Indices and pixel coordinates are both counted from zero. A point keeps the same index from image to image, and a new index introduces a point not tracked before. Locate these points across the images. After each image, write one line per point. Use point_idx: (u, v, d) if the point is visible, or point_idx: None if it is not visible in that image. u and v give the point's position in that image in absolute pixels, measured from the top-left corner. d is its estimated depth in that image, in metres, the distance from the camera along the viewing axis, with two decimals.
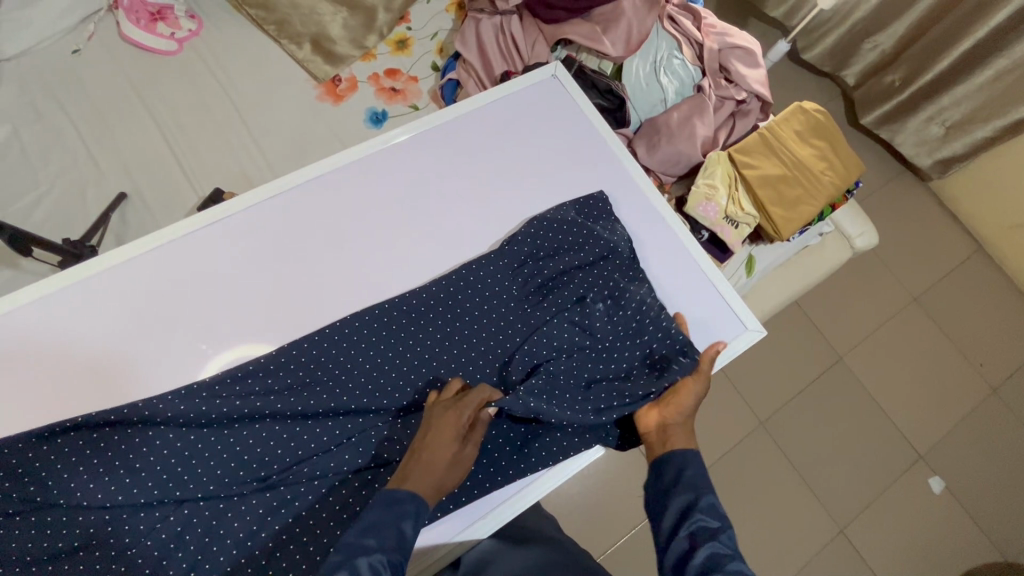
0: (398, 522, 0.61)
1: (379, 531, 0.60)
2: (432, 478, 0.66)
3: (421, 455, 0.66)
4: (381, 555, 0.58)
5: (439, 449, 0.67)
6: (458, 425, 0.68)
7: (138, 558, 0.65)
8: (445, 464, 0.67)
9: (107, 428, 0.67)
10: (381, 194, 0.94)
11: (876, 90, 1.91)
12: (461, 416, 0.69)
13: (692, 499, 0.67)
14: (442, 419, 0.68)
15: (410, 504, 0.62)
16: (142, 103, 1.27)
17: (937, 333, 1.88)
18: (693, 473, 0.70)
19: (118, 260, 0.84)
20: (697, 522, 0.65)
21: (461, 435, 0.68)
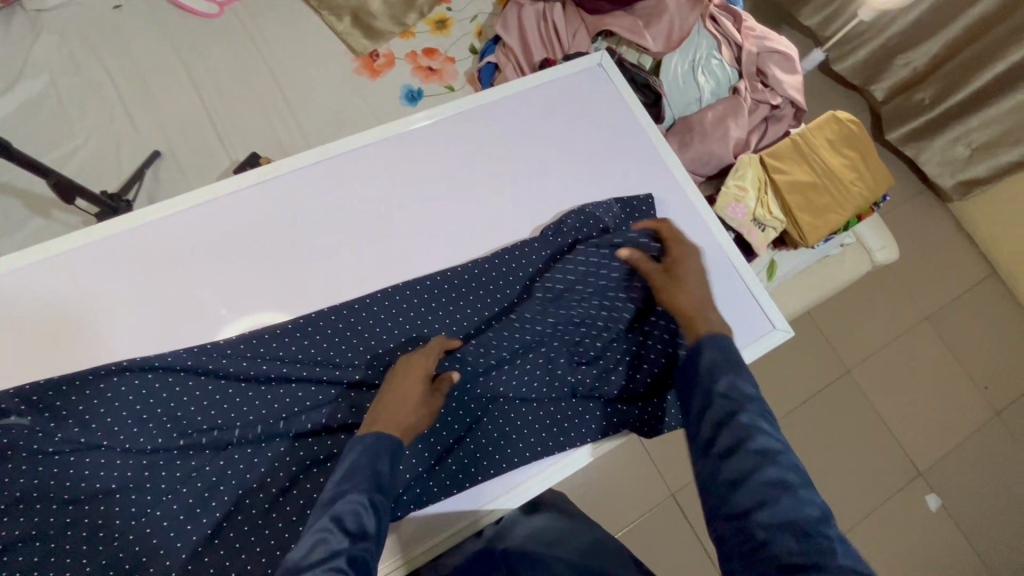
0: (373, 463, 0.58)
1: (353, 476, 0.57)
2: (399, 415, 0.64)
3: (383, 402, 0.66)
4: (360, 494, 0.55)
5: (401, 390, 0.67)
6: (422, 371, 0.69)
7: (173, 504, 0.65)
8: (412, 405, 0.66)
9: (149, 376, 0.68)
10: (420, 171, 0.94)
11: (905, 107, 1.91)
12: (424, 362, 0.70)
13: (736, 409, 0.60)
14: (405, 370, 0.69)
15: (380, 444, 0.60)
16: (179, 63, 1.27)
17: (946, 354, 1.89)
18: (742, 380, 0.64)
19: (160, 214, 0.85)
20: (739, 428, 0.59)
21: (425, 377, 0.69)
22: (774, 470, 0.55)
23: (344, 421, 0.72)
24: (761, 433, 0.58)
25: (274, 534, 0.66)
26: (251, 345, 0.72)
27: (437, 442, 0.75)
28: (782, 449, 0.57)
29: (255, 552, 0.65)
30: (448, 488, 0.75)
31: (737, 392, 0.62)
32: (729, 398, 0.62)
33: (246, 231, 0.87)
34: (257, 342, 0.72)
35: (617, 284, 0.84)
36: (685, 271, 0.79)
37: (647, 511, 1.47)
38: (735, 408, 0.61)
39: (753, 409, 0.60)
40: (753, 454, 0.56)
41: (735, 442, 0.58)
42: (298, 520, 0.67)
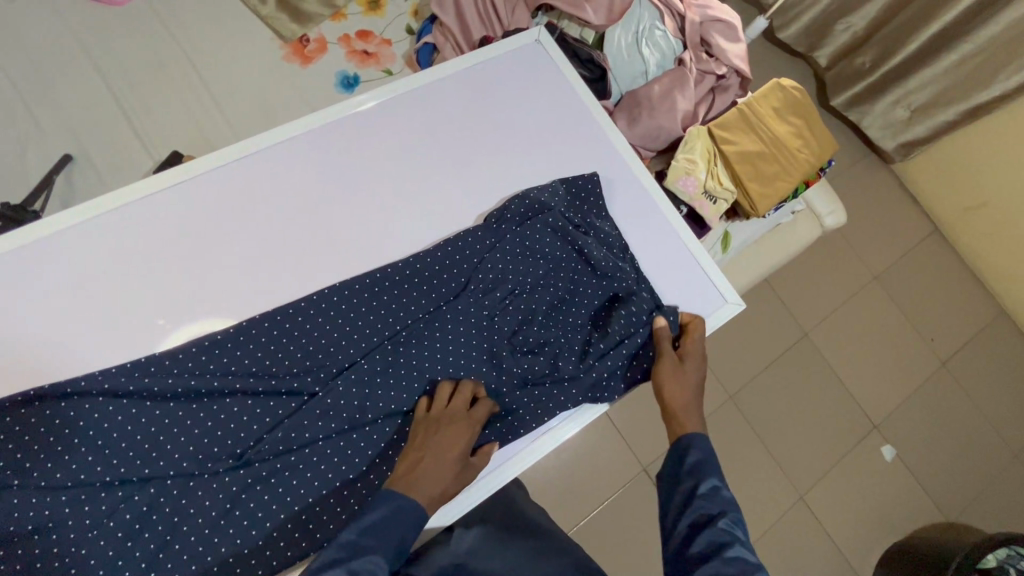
0: (400, 529, 0.59)
1: (379, 534, 0.58)
2: (431, 484, 0.63)
3: (428, 459, 0.64)
4: (381, 558, 0.57)
5: (445, 453, 0.65)
6: (470, 438, 0.67)
7: (100, 541, 0.60)
8: (454, 472, 0.65)
9: (63, 405, 0.62)
10: (353, 161, 0.88)
11: (848, 72, 1.95)
12: (473, 429, 0.68)
13: (693, 486, 0.68)
14: (455, 430, 0.67)
15: (413, 511, 0.60)
16: (84, 55, 1.15)
17: (894, 309, 1.97)
18: (700, 456, 0.71)
19: (65, 225, 0.77)
20: (698, 509, 0.66)
21: (472, 445, 0.68)
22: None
23: (281, 436, 0.66)
24: (735, 540, 0.62)
25: (217, 560, 0.62)
26: (178, 360, 0.66)
27: (384, 451, 0.69)
28: (754, 562, 0.61)
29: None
30: None
31: (717, 501, 0.67)
32: (711, 505, 0.66)
33: (166, 237, 0.80)
34: (184, 356, 0.66)
35: (564, 267, 0.82)
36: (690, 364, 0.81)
37: (617, 492, 1.48)
38: (713, 513, 0.65)
39: (711, 484, 0.68)
40: (727, 562, 0.60)
41: (698, 522, 0.65)
42: (243, 543, 0.63)
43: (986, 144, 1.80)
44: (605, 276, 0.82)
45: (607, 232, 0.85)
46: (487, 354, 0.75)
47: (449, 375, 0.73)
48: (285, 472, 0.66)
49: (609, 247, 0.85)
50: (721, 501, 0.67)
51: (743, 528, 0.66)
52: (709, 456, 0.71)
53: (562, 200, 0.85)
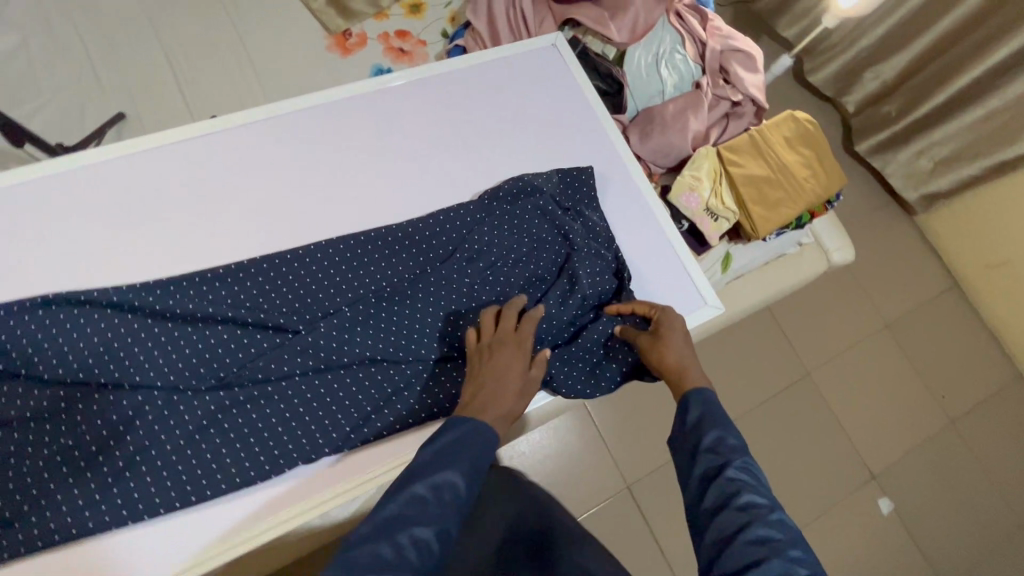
0: (473, 453, 0.61)
1: (454, 458, 0.60)
2: (504, 396, 0.67)
3: (487, 379, 0.68)
4: (457, 471, 0.59)
5: (509, 365, 0.70)
6: (518, 350, 0.72)
7: (87, 436, 0.65)
8: (522, 380, 0.70)
9: (72, 308, 0.67)
10: (368, 138, 0.95)
11: (873, 119, 1.96)
12: (522, 343, 0.73)
13: (698, 441, 0.66)
14: (505, 347, 0.72)
15: (482, 431, 0.62)
16: (153, 30, 1.27)
17: (903, 360, 1.93)
18: (704, 410, 0.68)
19: (103, 158, 0.84)
20: (706, 462, 0.64)
21: (524, 356, 0.72)
22: (763, 527, 0.56)
23: (261, 365, 0.71)
24: (748, 487, 0.60)
25: (187, 473, 0.67)
26: (181, 285, 0.72)
27: (356, 395, 0.74)
28: (769, 504, 0.59)
29: (165, 489, 0.66)
30: (367, 439, 0.74)
31: (724, 448, 0.64)
32: (716, 455, 0.64)
33: (190, 181, 0.86)
34: (186, 283, 0.72)
35: (546, 249, 0.86)
36: (669, 328, 0.80)
37: (596, 505, 1.48)
38: (721, 463, 0.63)
39: (715, 435, 0.65)
40: (740, 509, 0.58)
41: (706, 476, 0.63)
42: (214, 461, 0.68)
43: (1010, 202, 1.78)
44: (584, 261, 0.86)
45: (592, 225, 0.90)
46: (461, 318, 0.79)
47: (424, 331, 0.77)
48: (261, 400, 0.71)
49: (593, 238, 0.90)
50: (730, 447, 0.64)
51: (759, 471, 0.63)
52: (712, 407, 0.69)
53: (554, 190, 0.90)
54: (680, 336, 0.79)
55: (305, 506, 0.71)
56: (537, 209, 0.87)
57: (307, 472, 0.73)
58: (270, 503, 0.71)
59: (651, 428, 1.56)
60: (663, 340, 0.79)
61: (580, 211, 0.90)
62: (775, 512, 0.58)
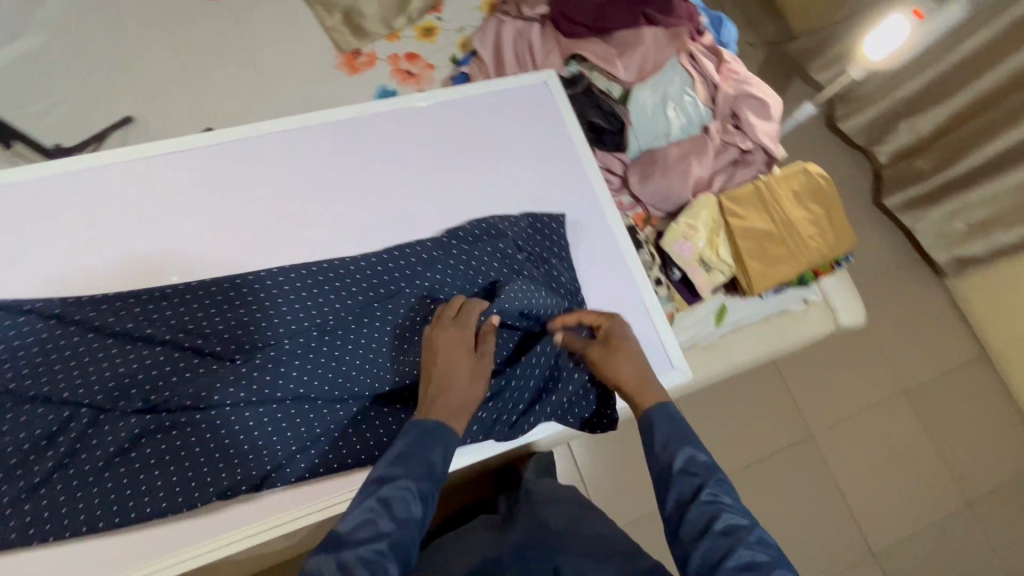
0: (425, 452, 0.65)
1: (407, 462, 0.64)
2: (450, 395, 0.70)
3: (437, 375, 0.72)
4: (436, 452, 0.65)
5: (451, 360, 0.73)
6: (463, 339, 0.75)
7: (10, 446, 0.69)
8: (468, 374, 0.72)
9: (21, 318, 0.72)
10: (337, 162, 0.92)
11: (906, 173, 1.85)
12: (463, 329, 0.76)
13: (669, 463, 0.66)
14: (447, 335, 0.75)
15: (439, 431, 0.67)
16: (170, 38, 1.31)
17: (922, 434, 1.76)
18: (672, 428, 0.69)
19: (64, 167, 0.82)
20: (680, 485, 0.64)
21: (468, 344, 0.75)
22: (745, 550, 0.58)
23: (189, 393, 0.73)
24: (726, 506, 0.62)
25: (100, 494, 0.70)
26: (126, 305, 0.75)
27: (286, 430, 0.75)
28: (749, 522, 0.61)
29: (77, 508, 0.69)
30: (294, 475, 0.76)
31: (697, 469, 0.65)
32: (691, 476, 0.65)
33: (148, 196, 0.84)
34: (133, 302, 0.75)
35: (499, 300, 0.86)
36: (620, 341, 0.81)
37: None
38: (698, 484, 0.64)
39: (685, 456, 0.66)
40: (723, 534, 0.59)
41: (682, 500, 0.63)
42: (129, 484, 0.71)
43: None
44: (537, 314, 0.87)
45: (550, 277, 0.90)
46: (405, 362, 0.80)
47: (358, 370, 0.78)
48: (186, 427, 0.73)
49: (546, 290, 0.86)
50: (703, 467, 0.65)
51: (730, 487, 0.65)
52: (678, 425, 0.70)
53: (514, 239, 0.90)
54: (628, 344, 0.81)
55: (230, 537, 0.73)
56: (493, 256, 0.87)
57: (229, 505, 0.75)
58: (184, 530, 0.73)
59: (631, 479, 1.48)
60: (614, 355, 0.79)
61: (538, 262, 0.91)
62: (757, 532, 0.60)
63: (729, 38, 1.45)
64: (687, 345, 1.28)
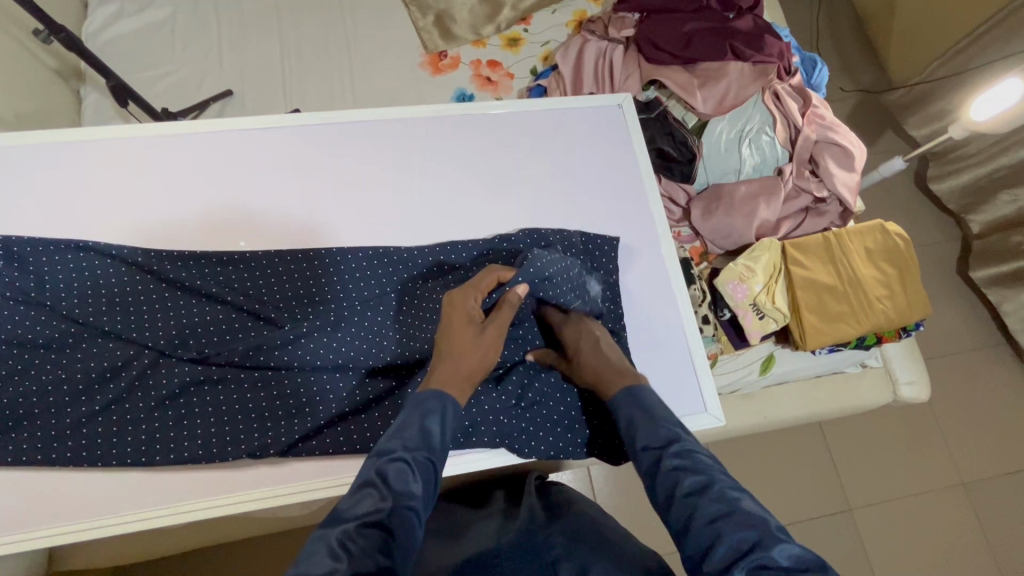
0: (422, 420, 0.66)
1: (402, 435, 0.64)
2: (454, 369, 0.72)
3: (443, 347, 0.74)
4: (433, 417, 0.66)
5: (455, 330, 0.74)
6: (468, 310, 0.75)
7: (78, 373, 0.76)
8: (471, 345, 0.74)
9: (107, 260, 0.80)
10: (404, 159, 0.96)
11: (998, 247, 1.69)
12: (467, 300, 0.76)
13: (633, 443, 0.68)
14: (455, 304, 0.76)
15: (437, 402, 0.68)
16: (277, 22, 1.41)
17: (976, 533, 1.58)
18: (634, 411, 0.71)
19: (168, 131, 0.90)
20: (649, 458, 0.65)
21: (472, 315, 0.75)
22: (710, 506, 0.58)
23: (238, 350, 0.79)
24: (688, 468, 0.62)
25: (147, 430, 0.76)
26: (196, 261, 0.82)
27: (320, 399, 0.80)
28: (712, 480, 0.61)
29: (125, 441, 0.75)
30: (320, 447, 0.78)
31: (656, 440, 0.66)
32: (652, 448, 0.66)
33: (232, 166, 0.90)
34: (202, 260, 0.82)
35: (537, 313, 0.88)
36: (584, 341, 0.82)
37: None
38: (659, 454, 0.65)
39: (646, 433, 0.67)
40: (686, 496, 0.60)
41: (652, 470, 0.65)
42: (173, 427, 0.76)
43: None
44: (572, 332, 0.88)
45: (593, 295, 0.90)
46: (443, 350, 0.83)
47: (396, 353, 0.82)
48: (232, 383, 0.79)
49: (568, 267, 0.83)
50: (663, 437, 0.66)
51: (702, 448, 0.65)
52: (643, 404, 0.71)
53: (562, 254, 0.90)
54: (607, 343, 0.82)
55: (260, 493, 0.77)
56: None
57: (256, 464, 0.79)
58: (214, 483, 0.77)
59: (646, 516, 1.43)
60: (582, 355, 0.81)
61: None
62: (717, 488, 0.59)
63: (821, 81, 1.39)
64: (727, 389, 1.23)
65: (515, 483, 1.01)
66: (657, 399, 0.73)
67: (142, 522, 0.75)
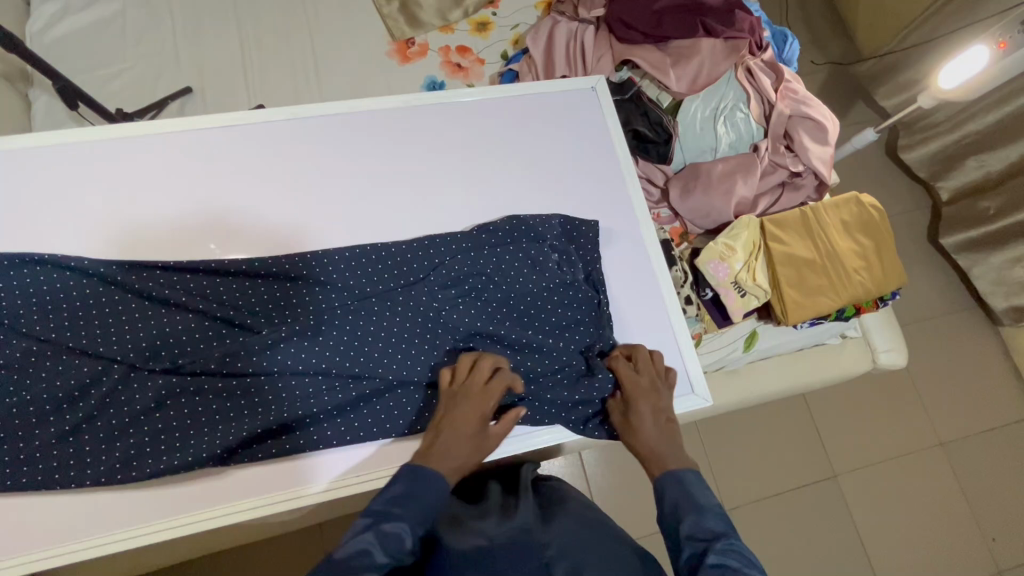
0: (425, 497, 0.67)
1: (406, 505, 0.66)
2: (450, 460, 0.71)
3: (445, 432, 0.73)
4: (435, 497, 0.68)
5: (464, 425, 0.73)
6: (478, 411, 0.74)
7: (43, 394, 0.72)
8: (471, 443, 0.73)
9: (65, 273, 0.76)
10: (372, 152, 0.92)
11: (968, 212, 1.72)
12: (489, 402, 0.75)
13: (677, 529, 0.65)
14: (468, 400, 0.75)
15: (434, 485, 0.68)
16: (234, 14, 1.35)
17: (953, 489, 1.64)
18: (680, 496, 0.68)
19: (120, 133, 0.86)
20: (692, 548, 0.62)
21: (483, 413, 0.74)
22: None
23: (213, 358, 0.76)
24: (734, 567, 0.58)
25: (121, 447, 0.73)
26: (159, 269, 0.79)
27: (299, 401, 0.77)
28: None
29: (99, 461, 0.72)
30: (308, 447, 0.77)
31: (703, 531, 0.63)
32: (697, 539, 0.63)
33: (192, 166, 0.86)
34: (166, 268, 0.79)
35: (519, 297, 0.87)
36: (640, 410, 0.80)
37: None
38: (704, 549, 0.62)
39: (691, 521, 0.64)
40: None
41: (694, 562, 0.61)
42: (149, 442, 0.74)
43: None
44: (553, 316, 0.88)
45: (573, 278, 0.89)
46: (424, 341, 0.83)
47: (379, 353, 0.80)
48: (209, 393, 0.76)
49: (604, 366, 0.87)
50: (710, 529, 0.63)
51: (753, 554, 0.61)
52: (684, 483, 0.70)
53: (543, 243, 0.89)
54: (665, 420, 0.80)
55: (245, 503, 0.76)
56: (519, 251, 0.88)
57: (241, 471, 0.77)
58: (198, 495, 0.76)
59: (638, 496, 1.45)
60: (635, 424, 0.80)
61: (567, 267, 0.90)
62: None
63: (792, 55, 1.39)
64: (711, 366, 1.25)
65: (507, 474, 1.01)
66: (702, 485, 0.70)
67: (124, 542, 0.73)
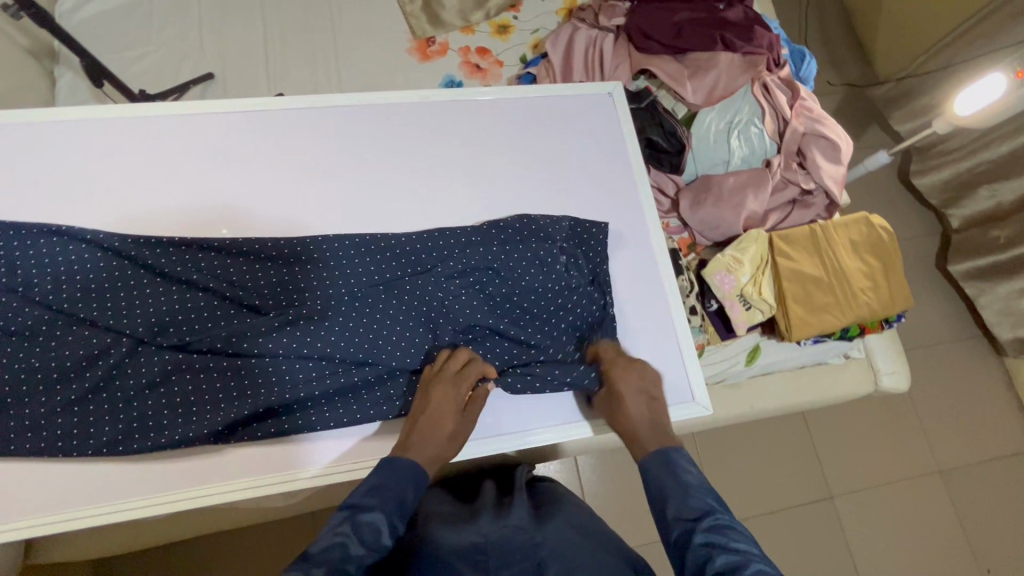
0: (401, 489, 0.70)
1: (380, 495, 0.68)
2: (429, 447, 0.74)
3: (421, 423, 0.75)
4: (408, 491, 0.70)
5: (438, 413, 0.76)
6: (453, 400, 0.76)
7: (51, 362, 0.73)
8: (448, 432, 0.76)
9: (81, 246, 0.77)
10: (387, 145, 0.94)
11: (977, 240, 1.71)
12: (459, 387, 0.77)
13: (664, 507, 0.70)
14: (441, 390, 0.77)
15: (410, 473, 0.71)
16: (259, 4, 1.37)
17: (950, 517, 1.63)
18: (669, 478, 0.73)
19: (142, 112, 0.87)
20: (679, 521, 0.68)
21: (459, 402, 0.77)
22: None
23: (219, 336, 0.77)
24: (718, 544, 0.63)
25: (124, 420, 0.74)
26: (173, 247, 0.79)
27: (301, 384, 0.78)
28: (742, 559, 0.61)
29: (101, 432, 0.73)
30: (306, 430, 0.78)
31: (690, 510, 0.68)
32: (685, 519, 0.68)
33: (211, 149, 0.88)
34: (180, 246, 0.80)
35: (525, 294, 0.87)
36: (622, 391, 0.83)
37: None
38: (692, 527, 0.67)
39: (677, 502, 0.69)
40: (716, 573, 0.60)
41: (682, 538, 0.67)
42: (152, 416, 0.75)
43: None
44: (558, 315, 0.88)
45: (581, 280, 0.89)
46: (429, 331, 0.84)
47: (384, 341, 0.81)
48: (213, 371, 0.77)
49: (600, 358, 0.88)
50: (697, 508, 0.68)
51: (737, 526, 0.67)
52: (667, 463, 0.75)
53: (552, 243, 0.90)
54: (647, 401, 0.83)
55: (240, 483, 0.76)
56: (528, 249, 0.88)
57: (239, 451, 0.78)
58: (195, 472, 0.76)
59: (633, 504, 1.44)
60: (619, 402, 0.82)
61: (576, 268, 0.90)
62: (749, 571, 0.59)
63: (809, 73, 1.40)
64: (712, 378, 1.25)
65: (504, 474, 1.01)
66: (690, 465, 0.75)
67: (120, 514, 0.74)
